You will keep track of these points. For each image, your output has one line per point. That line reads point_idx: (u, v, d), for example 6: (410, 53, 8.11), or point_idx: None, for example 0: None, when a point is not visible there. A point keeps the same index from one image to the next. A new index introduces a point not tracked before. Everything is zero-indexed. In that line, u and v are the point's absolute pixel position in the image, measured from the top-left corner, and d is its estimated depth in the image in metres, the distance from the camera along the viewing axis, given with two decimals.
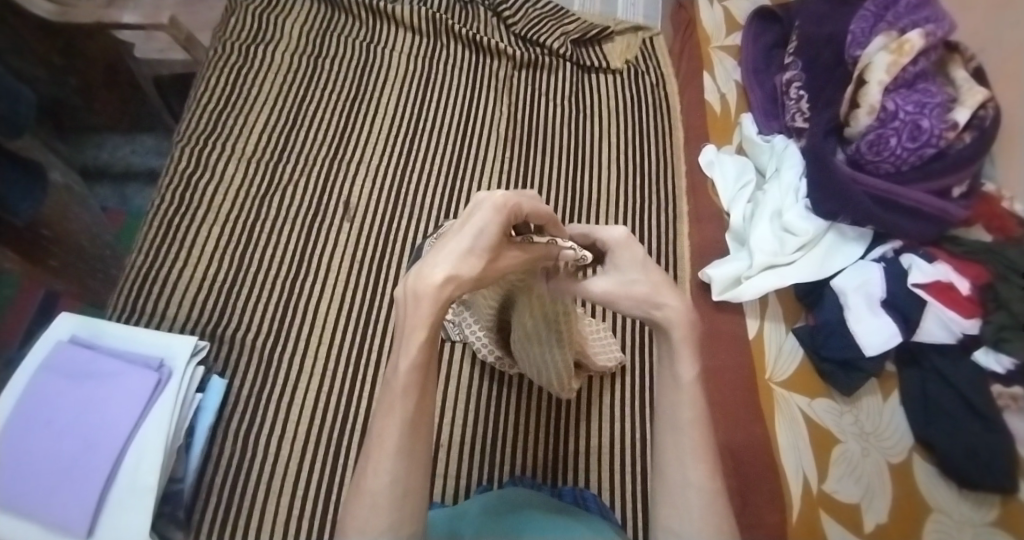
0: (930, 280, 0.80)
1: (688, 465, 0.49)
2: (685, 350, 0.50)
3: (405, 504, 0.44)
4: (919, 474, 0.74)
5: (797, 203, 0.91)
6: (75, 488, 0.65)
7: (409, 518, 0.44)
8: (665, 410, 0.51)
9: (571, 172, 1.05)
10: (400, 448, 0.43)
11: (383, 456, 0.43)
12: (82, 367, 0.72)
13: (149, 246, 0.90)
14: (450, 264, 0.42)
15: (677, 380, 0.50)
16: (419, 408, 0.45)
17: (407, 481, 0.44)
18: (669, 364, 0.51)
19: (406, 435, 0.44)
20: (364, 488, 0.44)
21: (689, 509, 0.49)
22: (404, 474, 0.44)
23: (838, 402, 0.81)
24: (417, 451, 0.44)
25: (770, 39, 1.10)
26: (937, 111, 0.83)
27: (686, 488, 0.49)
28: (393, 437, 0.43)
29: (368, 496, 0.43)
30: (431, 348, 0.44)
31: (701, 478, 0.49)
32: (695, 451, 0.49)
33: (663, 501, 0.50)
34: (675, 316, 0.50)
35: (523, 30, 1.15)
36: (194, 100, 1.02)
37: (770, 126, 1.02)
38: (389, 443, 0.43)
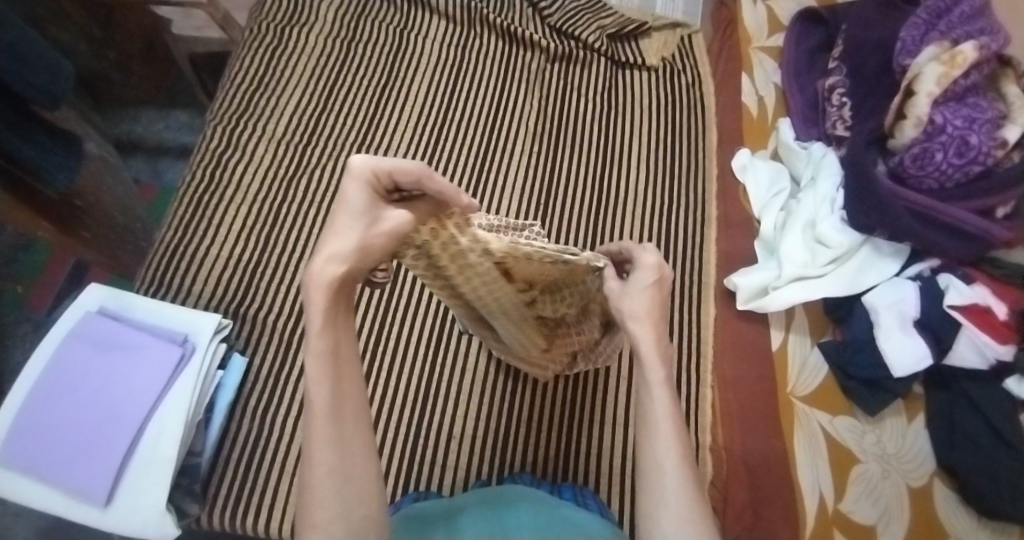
0: (967, 303, 0.77)
1: (665, 458, 0.46)
2: (648, 345, 0.50)
3: (355, 490, 0.42)
4: (940, 500, 0.73)
5: (833, 215, 0.89)
6: (98, 457, 0.66)
7: (363, 499, 0.42)
8: (639, 413, 0.50)
9: (599, 168, 1.04)
10: (332, 432, 0.41)
11: (316, 443, 0.41)
12: (109, 338, 0.73)
13: (180, 221, 0.91)
14: (323, 246, 0.40)
15: (646, 379, 0.49)
16: (339, 388, 0.42)
17: (350, 467, 0.42)
18: (639, 368, 0.51)
19: (331, 420, 0.41)
20: (306, 484, 0.41)
21: (665, 504, 0.44)
22: (343, 458, 0.41)
23: (861, 421, 0.79)
24: (352, 431, 0.42)
25: (814, 42, 1.06)
26: (987, 128, 0.79)
27: (660, 479, 0.45)
28: (320, 420, 0.41)
29: (312, 487, 0.41)
30: (338, 326, 0.42)
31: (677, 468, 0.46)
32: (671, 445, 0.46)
33: (643, 505, 0.46)
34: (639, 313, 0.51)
35: (558, 22, 1.14)
36: (229, 79, 1.03)
37: (808, 133, 0.99)
38: (319, 428, 0.41)
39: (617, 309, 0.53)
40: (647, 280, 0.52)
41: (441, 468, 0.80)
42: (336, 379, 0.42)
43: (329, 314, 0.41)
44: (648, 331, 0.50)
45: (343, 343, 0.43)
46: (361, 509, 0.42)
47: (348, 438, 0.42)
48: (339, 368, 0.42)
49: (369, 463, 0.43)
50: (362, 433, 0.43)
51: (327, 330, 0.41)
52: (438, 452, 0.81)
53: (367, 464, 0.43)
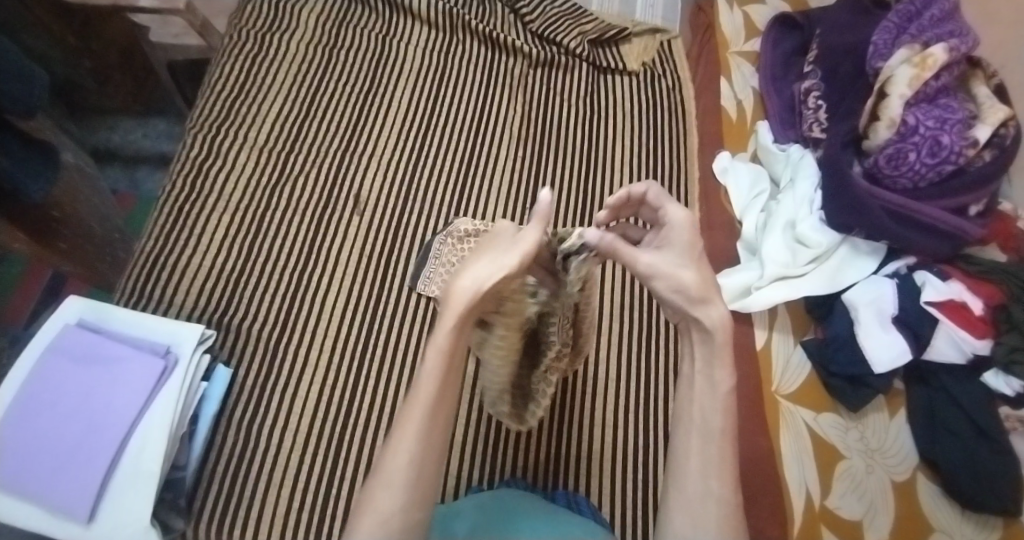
0: (943, 299, 0.79)
1: (712, 476, 0.47)
2: (723, 354, 0.47)
3: (419, 485, 0.45)
4: (923, 494, 0.74)
5: (812, 215, 0.90)
6: (79, 473, 0.65)
7: (421, 497, 0.46)
8: (692, 412, 0.49)
9: (583, 172, 1.04)
10: (422, 430, 0.45)
11: (405, 437, 0.45)
12: (88, 351, 0.71)
13: (159, 231, 0.89)
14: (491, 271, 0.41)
15: (713, 385, 0.47)
16: (441, 397, 0.45)
17: (422, 464, 0.45)
18: (705, 368, 0.48)
19: (427, 419, 0.45)
20: (381, 468, 0.45)
21: (706, 521, 0.47)
22: (423, 454, 0.45)
23: (844, 417, 0.81)
24: (436, 439, 0.46)
25: (789, 47, 1.09)
26: (958, 127, 0.82)
27: (704, 498, 0.47)
28: (417, 421, 0.45)
29: (387, 473, 0.45)
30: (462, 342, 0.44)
31: (721, 489, 0.47)
32: (721, 465, 0.47)
33: (677, 508, 0.48)
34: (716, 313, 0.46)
35: (540, 28, 1.15)
36: (209, 86, 1.02)
37: (786, 135, 1.01)
38: (411, 427, 0.45)
39: (675, 285, 0.45)
40: (685, 238, 0.47)
41: None
42: (442, 390, 0.45)
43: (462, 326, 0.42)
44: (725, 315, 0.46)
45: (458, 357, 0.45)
46: (420, 505, 0.45)
47: (432, 445, 0.45)
48: (449, 379, 0.45)
49: (435, 471, 0.46)
50: (441, 442, 0.46)
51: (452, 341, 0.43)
52: None
53: (436, 471, 0.46)
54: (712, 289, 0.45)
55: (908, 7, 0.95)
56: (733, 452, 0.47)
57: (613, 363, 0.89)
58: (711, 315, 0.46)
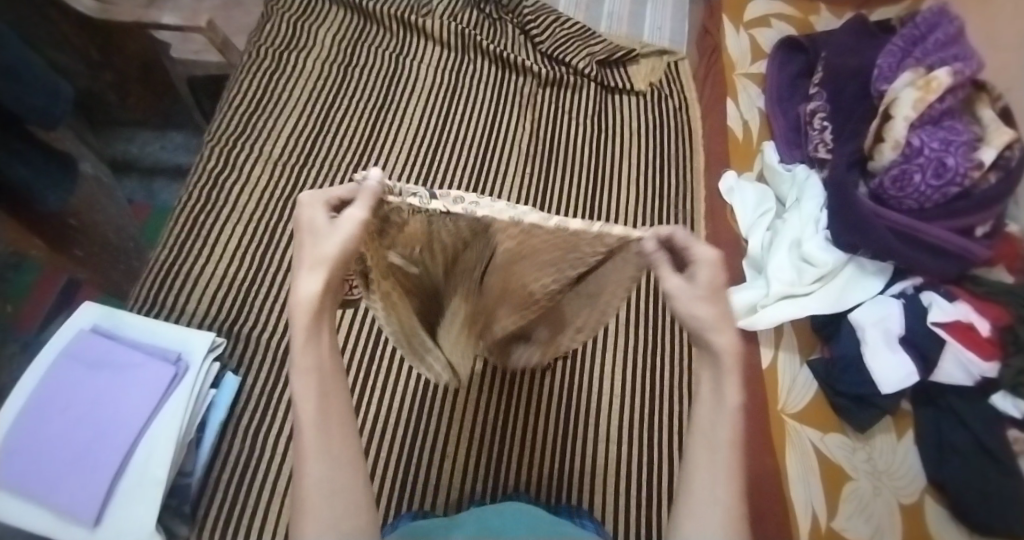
0: (950, 320, 0.79)
1: (720, 485, 0.43)
2: (730, 374, 0.44)
3: (343, 501, 0.42)
4: (931, 517, 0.73)
5: (817, 234, 0.91)
6: (87, 477, 0.65)
7: (354, 512, 0.43)
8: (700, 423, 0.46)
9: (590, 189, 1.06)
10: (320, 447, 0.42)
11: (309, 459, 0.42)
12: (101, 356, 0.73)
13: (174, 241, 0.91)
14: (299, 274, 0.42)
15: (720, 400, 0.44)
16: (328, 402, 0.43)
17: (338, 480, 0.42)
18: (715, 383, 0.45)
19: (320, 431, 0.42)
20: (298, 500, 0.42)
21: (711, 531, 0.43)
22: (334, 470, 0.42)
23: (851, 437, 0.80)
24: (344, 449, 0.43)
25: (795, 69, 1.10)
26: (962, 150, 0.83)
27: (710, 508, 0.43)
28: (311, 441, 0.42)
29: (306, 502, 0.41)
30: (323, 354, 0.43)
31: (728, 496, 0.43)
32: (729, 471, 0.43)
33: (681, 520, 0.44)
34: (722, 336, 0.44)
35: (549, 49, 1.17)
36: (227, 101, 1.04)
37: (792, 155, 1.02)
38: (311, 445, 0.42)
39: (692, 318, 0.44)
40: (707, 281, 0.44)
41: (433, 488, 0.80)
42: (325, 399, 0.43)
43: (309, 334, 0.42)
44: (732, 337, 0.44)
45: (328, 365, 0.43)
46: (353, 517, 0.42)
47: (340, 456, 0.43)
48: (329, 387, 0.43)
49: (361, 483, 0.44)
50: (352, 451, 0.43)
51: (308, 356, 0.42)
52: (432, 470, 0.80)
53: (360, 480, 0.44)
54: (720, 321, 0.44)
55: (911, 31, 0.97)
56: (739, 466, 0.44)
57: (618, 379, 0.89)
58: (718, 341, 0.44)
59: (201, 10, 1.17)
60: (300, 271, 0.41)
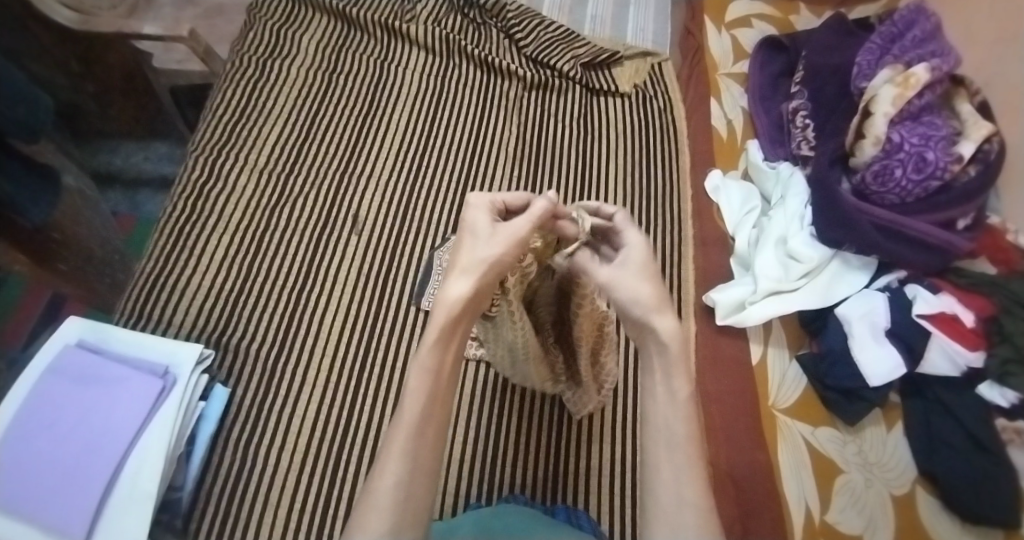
0: (935, 312, 0.80)
1: (685, 486, 0.45)
2: (678, 365, 0.48)
3: (407, 511, 0.44)
4: (922, 506, 0.74)
5: (803, 231, 0.92)
6: (74, 494, 0.64)
7: (411, 523, 0.44)
8: (652, 427, 0.48)
9: (579, 190, 1.06)
10: (410, 447, 0.44)
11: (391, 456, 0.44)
12: (86, 371, 0.72)
13: (159, 252, 0.90)
14: (469, 281, 0.46)
15: (672, 393, 0.48)
16: (427, 414, 0.46)
17: (411, 487, 0.44)
18: (664, 377, 0.49)
19: (415, 436, 0.45)
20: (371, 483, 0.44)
21: (682, 528, 0.44)
22: (412, 474, 0.44)
23: (842, 430, 0.81)
24: (425, 462, 0.45)
25: (777, 68, 1.12)
26: (943, 144, 0.84)
27: (680, 504, 0.45)
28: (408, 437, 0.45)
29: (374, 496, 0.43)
30: (444, 357, 0.47)
31: (696, 496, 0.45)
32: (692, 469, 0.46)
33: (656, 524, 0.45)
34: (664, 327, 0.48)
35: (534, 52, 1.17)
36: (211, 110, 1.04)
37: (776, 153, 1.03)
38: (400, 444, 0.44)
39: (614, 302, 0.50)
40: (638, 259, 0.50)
41: None
42: (430, 412, 0.46)
43: (444, 336, 0.46)
44: (668, 318, 0.48)
45: (446, 380, 0.47)
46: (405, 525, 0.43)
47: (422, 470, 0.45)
48: (439, 402, 0.46)
49: (425, 494, 0.45)
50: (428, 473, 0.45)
51: (437, 355, 0.47)
52: None
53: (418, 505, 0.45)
54: (659, 304, 0.48)
55: (889, 30, 0.99)
56: (700, 458, 0.47)
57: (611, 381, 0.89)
58: (659, 324, 0.48)
59: (184, 19, 1.16)
60: (451, 275, 0.46)
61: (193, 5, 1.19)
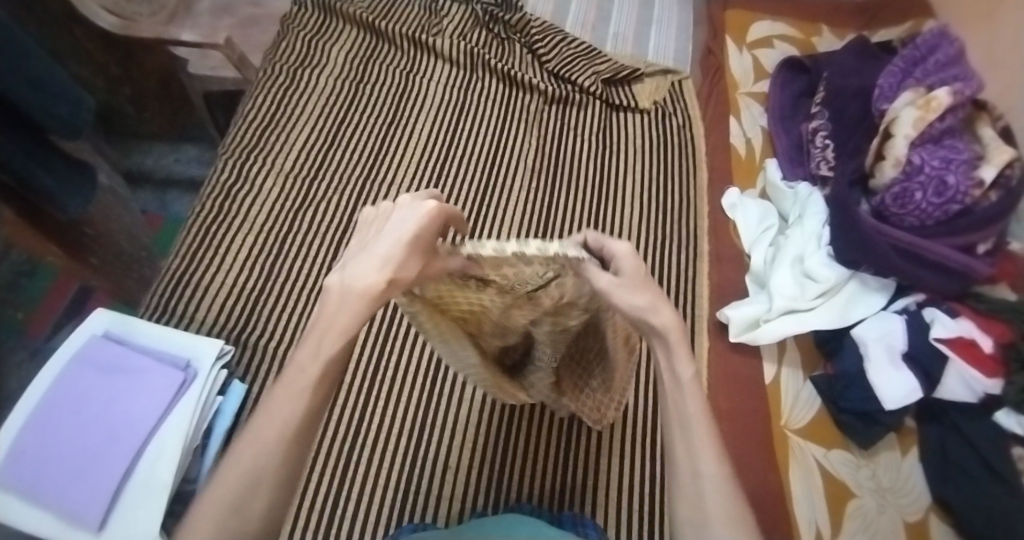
0: (952, 336, 0.79)
1: (700, 461, 0.46)
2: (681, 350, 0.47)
3: (245, 511, 0.42)
4: (937, 534, 0.73)
5: (820, 250, 0.91)
6: (93, 480, 0.66)
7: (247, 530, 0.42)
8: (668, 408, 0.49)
9: (596, 203, 1.07)
10: (264, 447, 0.43)
11: (249, 453, 0.43)
12: (111, 361, 0.74)
13: (186, 250, 0.93)
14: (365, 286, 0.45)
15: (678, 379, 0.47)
16: (291, 420, 0.44)
17: (253, 490, 0.42)
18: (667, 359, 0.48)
19: (273, 439, 0.43)
20: (216, 483, 0.43)
21: (706, 507, 0.44)
22: (259, 474, 0.43)
23: (855, 454, 0.80)
24: (280, 469, 0.43)
25: (798, 88, 1.12)
26: (963, 168, 0.84)
27: (697, 483, 0.45)
28: (275, 440, 0.43)
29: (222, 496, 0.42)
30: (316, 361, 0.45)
31: (712, 467, 0.45)
32: (706, 441, 0.46)
33: (682, 505, 0.46)
34: (664, 317, 0.47)
35: (556, 67, 1.19)
36: (242, 115, 1.07)
37: (795, 173, 1.03)
38: (272, 443, 0.43)
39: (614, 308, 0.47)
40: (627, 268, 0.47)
41: (436, 499, 0.80)
42: (312, 407, 0.45)
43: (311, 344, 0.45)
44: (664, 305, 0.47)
45: (337, 370, 0.47)
46: (250, 524, 0.42)
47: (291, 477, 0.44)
48: (317, 400, 0.46)
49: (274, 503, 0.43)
50: (290, 473, 0.44)
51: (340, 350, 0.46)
52: (432, 481, 0.81)
53: (275, 502, 0.43)
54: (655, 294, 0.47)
55: (911, 53, 0.99)
56: (712, 434, 0.47)
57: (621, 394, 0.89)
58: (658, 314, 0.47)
59: (220, 27, 1.21)
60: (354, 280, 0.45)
61: (229, 14, 1.24)
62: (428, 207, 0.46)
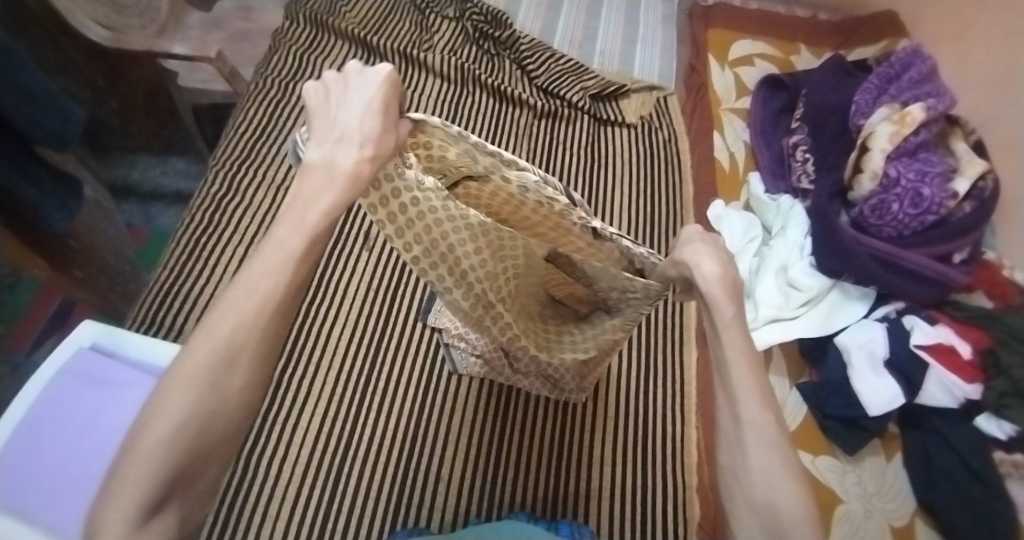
0: (932, 342, 0.81)
1: (743, 404, 0.46)
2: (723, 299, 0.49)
3: (211, 393, 0.41)
4: (922, 539, 0.75)
5: (803, 260, 0.94)
6: (78, 497, 0.65)
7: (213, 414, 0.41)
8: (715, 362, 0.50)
9: (585, 216, 1.09)
10: (232, 334, 0.42)
11: (212, 342, 0.41)
12: (100, 374, 0.73)
13: (175, 262, 0.92)
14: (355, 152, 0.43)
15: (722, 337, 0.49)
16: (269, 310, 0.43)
17: (223, 372, 0.41)
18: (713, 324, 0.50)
19: (247, 327, 0.42)
20: (173, 378, 0.41)
21: (748, 448, 0.45)
22: (226, 362, 0.41)
23: (842, 460, 0.82)
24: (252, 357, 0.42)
25: (778, 104, 1.16)
26: (938, 180, 0.87)
27: (738, 443, 0.45)
28: (244, 335, 0.42)
29: (179, 389, 0.40)
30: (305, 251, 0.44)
31: (754, 411, 0.45)
32: (749, 386, 0.46)
33: (728, 450, 0.46)
34: (711, 267, 0.50)
35: (545, 83, 1.22)
36: (233, 127, 1.07)
37: (776, 186, 1.06)
38: (240, 338, 0.42)
39: (675, 265, 0.52)
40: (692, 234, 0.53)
41: (427, 510, 0.79)
42: (282, 305, 0.44)
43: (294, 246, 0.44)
44: (710, 257, 0.50)
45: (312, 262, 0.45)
46: (217, 425, 0.41)
47: (260, 371, 0.43)
48: (289, 295, 0.44)
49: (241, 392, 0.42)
50: (259, 370, 0.43)
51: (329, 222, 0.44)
52: (424, 493, 0.80)
53: (239, 398, 0.42)
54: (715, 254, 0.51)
55: (886, 71, 1.04)
56: (758, 380, 0.47)
57: (611, 402, 0.89)
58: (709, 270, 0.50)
59: (210, 42, 1.21)
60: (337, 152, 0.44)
61: (220, 28, 1.25)
62: (385, 70, 0.45)
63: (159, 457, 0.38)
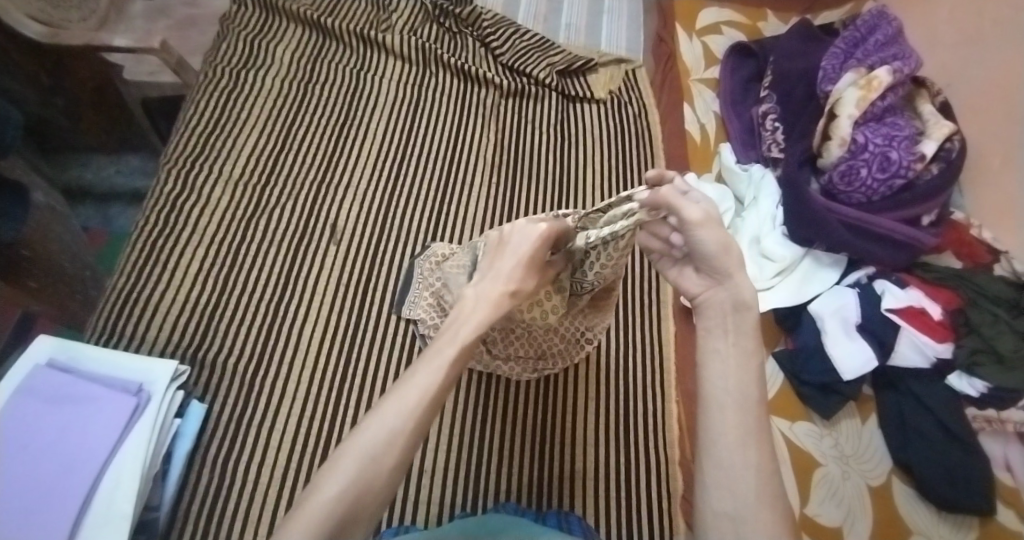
0: (902, 305, 0.82)
1: (750, 446, 0.46)
2: (752, 336, 0.51)
3: (368, 479, 0.44)
4: (899, 496, 0.76)
5: (775, 230, 0.94)
6: (45, 520, 0.62)
7: (364, 499, 0.44)
8: (715, 389, 0.49)
9: (557, 197, 1.07)
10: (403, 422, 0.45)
11: (378, 418, 0.46)
12: (59, 390, 0.70)
13: (132, 266, 0.89)
14: (508, 283, 0.51)
15: (741, 353, 0.50)
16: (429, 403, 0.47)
17: (380, 458, 0.45)
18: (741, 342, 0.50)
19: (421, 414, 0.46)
20: (346, 445, 0.45)
21: (742, 490, 0.45)
22: (389, 444, 0.45)
23: (818, 424, 0.83)
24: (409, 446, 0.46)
25: (747, 73, 1.15)
26: (905, 144, 0.88)
27: (744, 469, 0.45)
28: (403, 417, 0.46)
29: (346, 458, 0.44)
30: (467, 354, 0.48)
31: (760, 460, 0.46)
32: (759, 432, 0.47)
33: (712, 479, 0.46)
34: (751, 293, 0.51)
35: (510, 61, 1.19)
36: (184, 121, 1.03)
37: (748, 155, 1.06)
38: (401, 420, 0.45)
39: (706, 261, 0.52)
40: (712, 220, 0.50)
41: (412, 503, 0.79)
42: (440, 394, 0.47)
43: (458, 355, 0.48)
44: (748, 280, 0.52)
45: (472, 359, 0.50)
46: (365, 501, 0.44)
47: (410, 453, 0.46)
48: (447, 385, 0.48)
49: (387, 480, 0.45)
50: (407, 457, 0.46)
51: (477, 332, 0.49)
52: (409, 485, 0.79)
53: (389, 477, 0.45)
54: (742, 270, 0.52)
55: (852, 35, 1.03)
56: (766, 428, 0.47)
57: (592, 383, 0.89)
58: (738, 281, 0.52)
59: (155, 31, 1.15)
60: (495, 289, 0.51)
61: (165, 17, 1.19)
62: (544, 228, 0.53)
63: (324, 522, 0.42)
